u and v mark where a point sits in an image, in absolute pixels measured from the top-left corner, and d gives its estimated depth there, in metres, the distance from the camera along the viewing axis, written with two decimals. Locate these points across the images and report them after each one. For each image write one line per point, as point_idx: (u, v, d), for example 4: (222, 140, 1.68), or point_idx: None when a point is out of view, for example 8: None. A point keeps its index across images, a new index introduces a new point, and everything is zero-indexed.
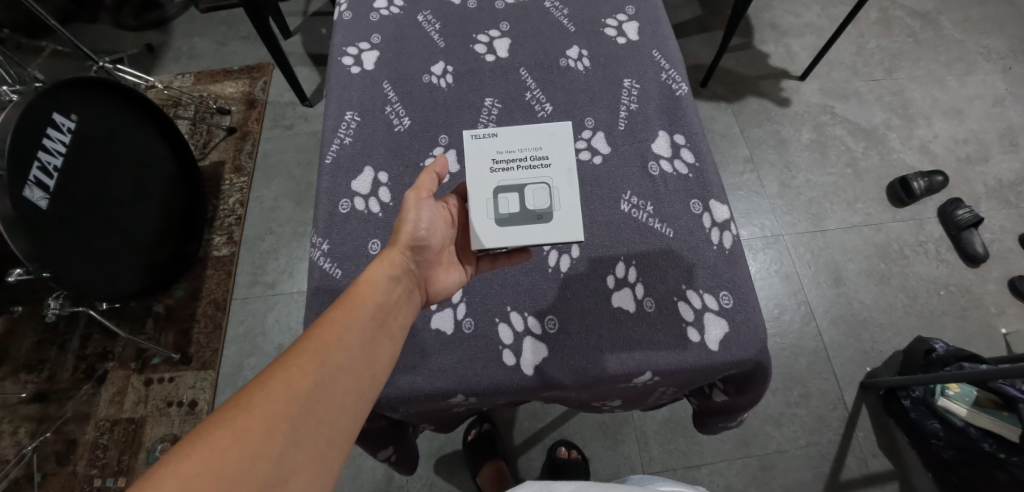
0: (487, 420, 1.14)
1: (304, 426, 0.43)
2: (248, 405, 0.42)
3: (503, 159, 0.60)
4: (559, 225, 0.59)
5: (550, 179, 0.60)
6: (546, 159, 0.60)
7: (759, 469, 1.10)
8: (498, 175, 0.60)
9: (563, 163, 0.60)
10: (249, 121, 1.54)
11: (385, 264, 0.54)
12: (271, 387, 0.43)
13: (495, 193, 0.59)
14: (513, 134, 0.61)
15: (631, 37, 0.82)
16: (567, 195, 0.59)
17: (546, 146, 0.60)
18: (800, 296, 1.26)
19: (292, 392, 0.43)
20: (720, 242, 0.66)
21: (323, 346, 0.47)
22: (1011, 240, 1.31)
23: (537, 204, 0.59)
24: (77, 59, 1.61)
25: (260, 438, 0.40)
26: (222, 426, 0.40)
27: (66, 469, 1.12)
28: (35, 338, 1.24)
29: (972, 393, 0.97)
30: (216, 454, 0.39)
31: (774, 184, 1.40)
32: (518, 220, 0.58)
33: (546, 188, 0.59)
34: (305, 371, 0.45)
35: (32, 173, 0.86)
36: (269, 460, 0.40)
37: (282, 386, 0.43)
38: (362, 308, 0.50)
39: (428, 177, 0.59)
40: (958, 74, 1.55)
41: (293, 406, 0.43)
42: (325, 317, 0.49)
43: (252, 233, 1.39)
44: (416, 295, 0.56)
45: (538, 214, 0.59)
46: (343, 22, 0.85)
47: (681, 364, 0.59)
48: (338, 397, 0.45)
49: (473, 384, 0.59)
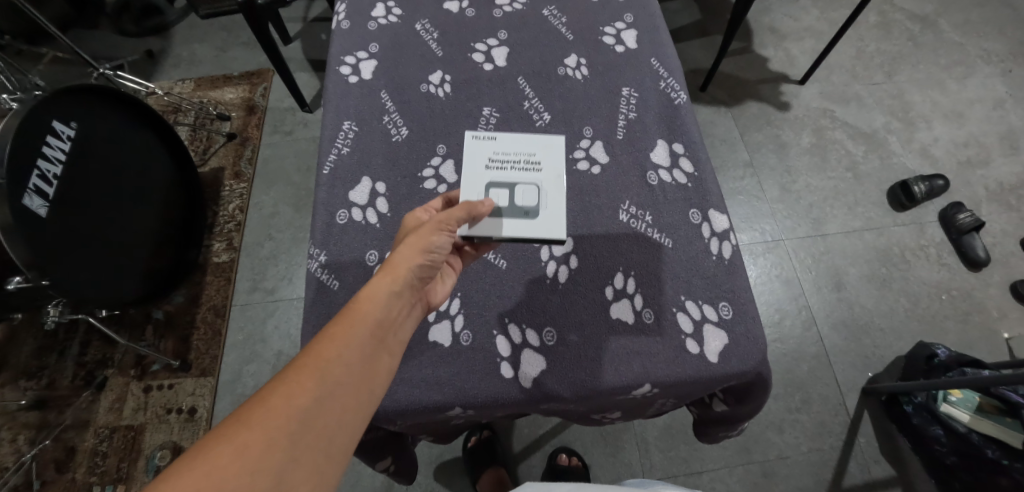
0: (487, 427, 1.13)
1: (304, 441, 0.39)
2: (249, 421, 0.39)
3: (498, 159, 0.63)
4: (545, 224, 0.59)
5: (540, 182, 0.62)
6: (539, 164, 0.63)
7: (760, 475, 1.09)
8: (492, 172, 0.62)
9: (553, 169, 0.63)
10: (249, 127, 1.54)
11: (386, 280, 0.49)
12: (272, 401, 0.40)
13: (485, 189, 0.61)
14: (512, 139, 0.64)
15: (629, 45, 0.82)
16: (556, 196, 0.61)
17: (540, 153, 0.64)
18: (800, 300, 1.26)
19: (292, 407, 0.40)
20: (719, 253, 0.66)
21: (324, 361, 0.43)
22: (1013, 243, 1.30)
23: (525, 201, 0.60)
24: (77, 65, 1.61)
25: (260, 454, 0.37)
26: (223, 442, 0.37)
27: (65, 477, 1.12)
28: (34, 346, 1.24)
29: (975, 399, 0.94)
30: (220, 470, 0.36)
31: (774, 188, 1.40)
32: (506, 213, 0.59)
33: (535, 188, 0.61)
34: (305, 386, 0.41)
35: (31, 181, 0.85)
36: (268, 475, 0.37)
37: (283, 400, 0.40)
38: (362, 324, 0.46)
39: (457, 211, 0.55)
40: (958, 78, 1.55)
41: (293, 421, 0.39)
42: (324, 333, 0.45)
43: (252, 240, 1.39)
44: (417, 308, 0.52)
45: (525, 211, 0.60)
46: (341, 31, 0.86)
47: (680, 375, 0.59)
48: (337, 412, 0.42)
49: (472, 397, 0.59)
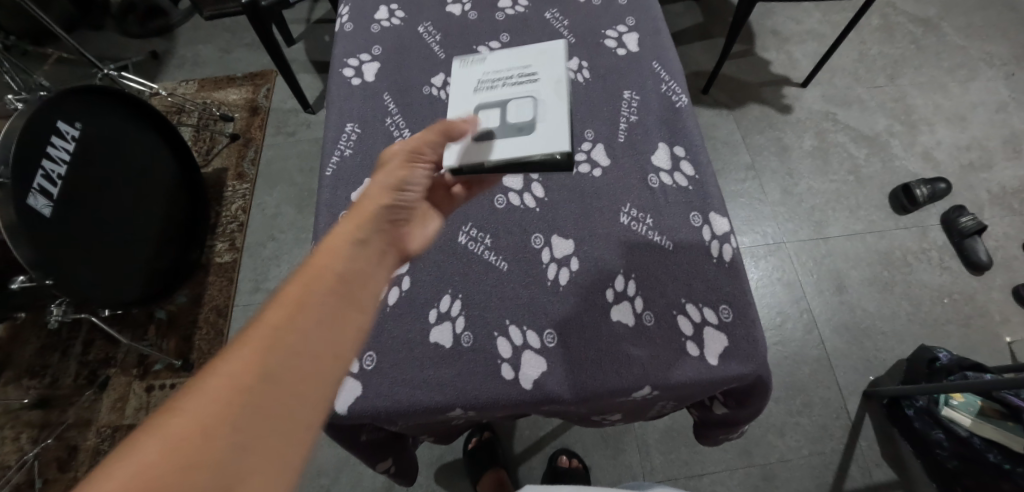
0: (487, 429, 1.13)
1: (259, 419, 0.34)
2: (189, 403, 0.33)
3: (488, 78, 0.64)
4: (544, 134, 0.55)
5: (535, 92, 0.59)
6: (534, 76, 0.61)
7: (761, 478, 1.09)
8: (483, 94, 0.63)
9: (549, 78, 0.61)
10: (252, 128, 1.55)
11: (349, 228, 0.46)
12: (215, 381, 0.34)
13: (477, 109, 0.61)
14: (504, 60, 0.65)
15: (631, 48, 0.82)
16: (553, 102, 0.58)
17: (534, 66, 0.62)
18: (802, 303, 1.26)
19: (240, 383, 0.34)
20: (720, 255, 0.66)
21: (280, 329, 0.38)
22: (1016, 247, 1.30)
23: (519, 117, 0.57)
24: (82, 66, 1.62)
25: (198, 445, 0.31)
26: (156, 434, 0.31)
27: (67, 476, 1.12)
28: (37, 345, 1.25)
29: (977, 402, 0.93)
30: (151, 460, 0.30)
31: (775, 191, 1.40)
32: (497, 134, 0.57)
33: (530, 101, 0.58)
34: (256, 357, 0.36)
35: (36, 181, 0.86)
36: (216, 457, 0.31)
37: (225, 377, 0.34)
38: (324, 279, 0.42)
39: (428, 135, 0.55)
40: (961, 81, 1.54)
41: (243, 397, 0.34)
42: (278, 295, 0.40)
43: (254, 240, 1.39)
44: (390, 255, 0.49)
45: (519, 127, 0.56)
46: (344, 34, 0.86)
47: (680, 378, 0.59)
48: (298, 381, 0.36)
49: (472, 399, 0.59)
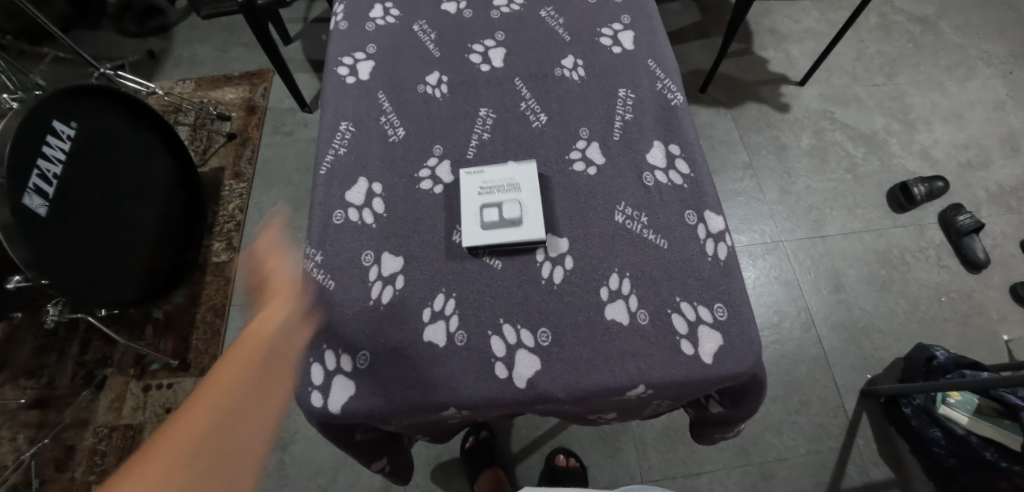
0: (485, 428, 1.12)
1: (196, 469, 0.50)
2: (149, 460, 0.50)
3: (486, 188, 0.69)
4: (531, 227, 0.66)
5: (520, 198, 0.67)
6: (518, 185, 0.69)
7: (759, 477, 1.09)
8: (483, 197, 0.68)
9: (529, 188, 0.68)
10: (249, 127, 1.55)
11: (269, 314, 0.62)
12: (165, 445, 0.51)
13: (480, 208, 0.67)
14: (495, 172, 0.71)
15: (626, 46, 0.82)
16: (535, 208, 0.67)
17: (518, 178, 0.69)
18: (800, 302, 1.26)
19: (184, 443, 0.51)
20: (715, 254, 0.66)
21: (214, 402, 0.54)
22: (1013, 246, 1.30)
23: (511, 212, 0.66)
24: (78, 65, 1.62)
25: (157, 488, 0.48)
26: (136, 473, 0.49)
27: (65, 476, 1.12)
28: (34, 345, 1.24)
29: (974, 401, 0.93)
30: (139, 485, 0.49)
31: (773, 190, 1.40)
32: (497, 225, 0.65)
33: (518, 203, 0.67)
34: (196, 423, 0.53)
35: (31, 181, 0.86)
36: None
37: (179, 432, 0.52)
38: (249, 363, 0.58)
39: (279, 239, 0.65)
40: (958, 79, 1.54)
41: (188, 452, 0.51)
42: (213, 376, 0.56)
43: (251, 240, 1.39)
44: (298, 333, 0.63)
45: (512, 220, 0.66)
46: (339, 32, 0.86)
47: (674, 377, 0.59)
48: (227, 442, 0.53)
49: (466, 398, 0.59)
